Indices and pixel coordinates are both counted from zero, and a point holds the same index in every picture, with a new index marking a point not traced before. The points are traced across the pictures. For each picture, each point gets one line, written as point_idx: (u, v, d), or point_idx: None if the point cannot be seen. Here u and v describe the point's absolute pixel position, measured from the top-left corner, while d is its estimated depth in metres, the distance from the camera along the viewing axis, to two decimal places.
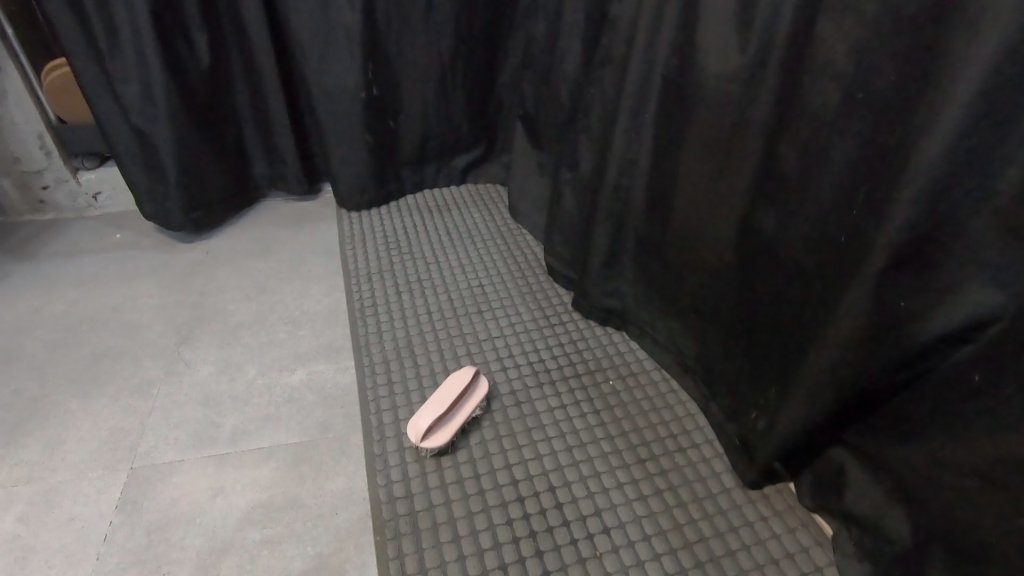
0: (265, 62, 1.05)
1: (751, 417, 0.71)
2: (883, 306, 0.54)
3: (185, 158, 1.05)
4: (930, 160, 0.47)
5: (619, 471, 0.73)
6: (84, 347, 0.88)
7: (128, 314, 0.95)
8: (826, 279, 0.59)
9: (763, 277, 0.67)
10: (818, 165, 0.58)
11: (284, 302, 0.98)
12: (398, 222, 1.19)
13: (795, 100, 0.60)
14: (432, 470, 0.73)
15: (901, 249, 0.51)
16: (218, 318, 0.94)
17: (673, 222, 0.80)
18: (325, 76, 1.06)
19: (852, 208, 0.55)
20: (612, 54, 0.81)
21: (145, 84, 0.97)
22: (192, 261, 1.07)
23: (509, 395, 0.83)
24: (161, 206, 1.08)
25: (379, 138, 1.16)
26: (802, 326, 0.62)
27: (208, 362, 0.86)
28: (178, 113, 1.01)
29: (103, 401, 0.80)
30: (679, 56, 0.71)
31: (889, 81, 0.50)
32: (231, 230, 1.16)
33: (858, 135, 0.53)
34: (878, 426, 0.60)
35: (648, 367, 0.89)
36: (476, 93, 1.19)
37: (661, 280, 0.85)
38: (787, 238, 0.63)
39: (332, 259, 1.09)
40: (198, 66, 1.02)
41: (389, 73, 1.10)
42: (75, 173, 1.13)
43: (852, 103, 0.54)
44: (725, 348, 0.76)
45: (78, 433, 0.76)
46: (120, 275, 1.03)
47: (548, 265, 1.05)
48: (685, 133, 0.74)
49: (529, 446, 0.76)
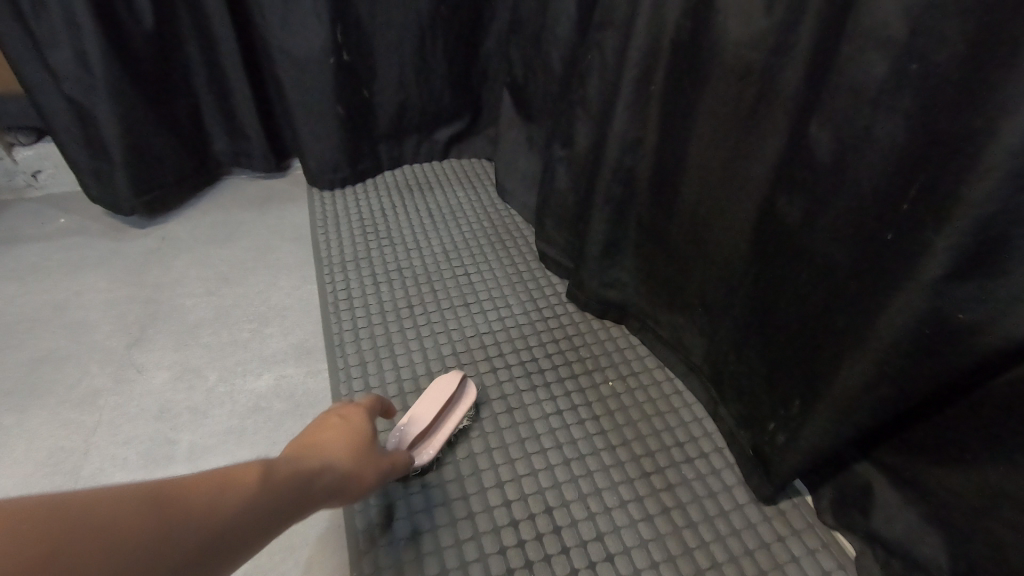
0: (219, 23, 0.93)
1: (766, 427, 0.65)
2: (933, 317, 0.47)
3: (131, 134, 0.94)
4: (1010, 151, 0.40)
5: (622, 487, 0.67)
6: (21, 351, 0.79)
7: (71, 313, 0.85)
8: (863, 283, 0.51)
9: (787, 275, 0.60)
10: (856, 152, 0.50)
11: (248, 296, 0.89)
12: (375, 203, 1.09)
13: (832, 71, 0.51)
14: (416, 490, 0.66)
15: (960, 255, 0.44)
16: (174, 315, 0.85)
17: (680, 209, 0.72)
18: (288, 40, 0.94)
19: (901, 202, 0.47)
20: (613, 15, 0.71)
21: (78, 50, 0.84)
22: (145, 249, 0.97)
23: (499, 401, 0.76)
24: (108, 187, 0.98)
25: (352, 110, 1.05)
26: (831, 333, 0.55)
27: (163, 368, 0.77)
28: (121, 82, 0.89)
29: (42, 415, 0.71)
30: (692, 18, 0.62)
31: (956, 50, 0.42)
32: (191, 212, 1.06)
33: (911, 116, 0.45)
34: (915, 443, 0.54)
35: (650, 365, 0.82)
36: (458, 58, 1.08)
37: (665, 272, 0.77)
38: (816, 231, 0.55)
39: (302, 246, 1.00)
40: (141, 27, 0.89)
41: (361, 37, 0.99)
42: (9, 149, 1.01)
43: (906, 77, 0.45)
44: (738, 350, 0.69)
45: (13, 455, 0.67)
46: (64, 266, 0.93)
47: (540, 251, 0.96)
48: (695, 108, 0.65)
49: (523, 460, 0.69)
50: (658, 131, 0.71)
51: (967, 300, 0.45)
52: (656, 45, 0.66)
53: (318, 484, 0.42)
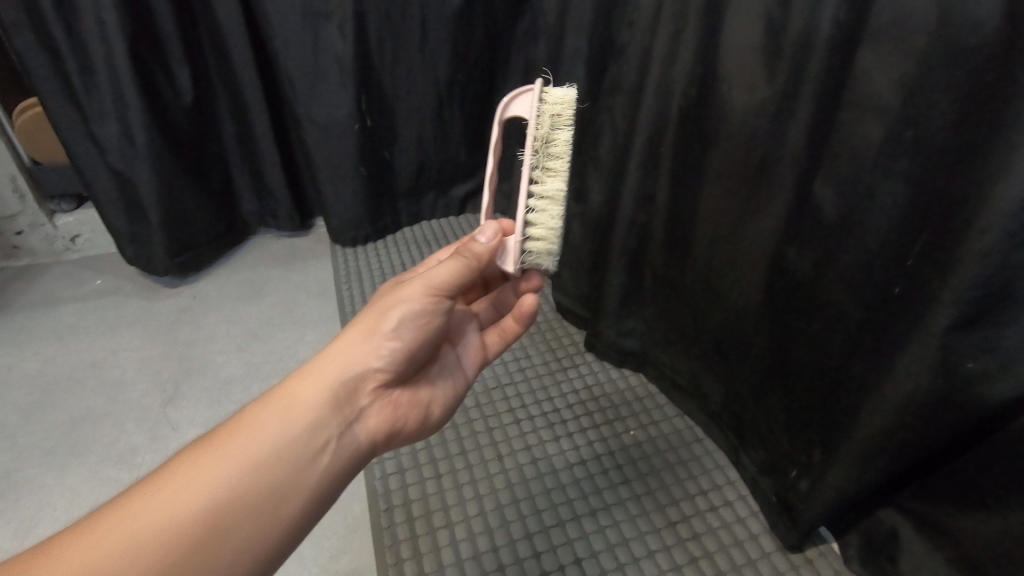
0: (252, 95, 0.99)
1: (788, 474, 0.67)
2: (946, 367, 0.49)
3: (168, 199, 1.00)
4: (1007, 212, 0.42)
5: (649, 536, 0.69)
6: (60, 412, 0.83)
7: (108, 372, 0.89)
8: (873, 333, 0.54)
9: (800, 327, 0.62)
10: (859, 211, 0.53)
11: (276, 352, 0.93)
12: (396, 258, 1.13)
13: (832, 137, 0.55)
14: (445, 543, 0.68)
15: (965, 310, 0.46)
16: (206, 373, 0.89)
17: (692, 262, 0.75)
18: (315, 109, 1.00)
19: (906, 259, 0.50)
20: (622, 83, 0.76)
21: (124, 125, 0.91)
22: (177, 308, 1.02)
23: (524, 451, 0.78)
24: (144, 250, 1.03)
25: (373, 172, 1.10)
26: (847, 381, 0.57)
27: (197, 425, 0.81)
28: (160, 153, 0.95)
29: (81, 474, 0.75)
30: (699, 87, 0.66)
31: (944, 121, 0.46)
32: (220, 271, 1.11)
33: (907, 180, 0.49)
34: (936, 488, 0.55)
35: (670, 413, 0.84)
36: (474, 121, 1.13)
37: (680, 322, 0.80)
38: (825, 285, 0.58)
39: (327, 302, 1.03)
40: (180, 102, 0.96)
41: (383, 104, 1.05)
42: (51, 216, 1.07)
43: (900, 143, 0.49)
44: (756, 398, 0.70)
45: (53, 514, 0.70)
46: (102, 326, 0.98)
47: (557, 302, 0.99)
48: (704, 167, 0.69)
49: (550, 511, 0.71)
50: (670, 189, 0.74)
51: (975, 351, 0.47)
52: (666, 109, 0.70)
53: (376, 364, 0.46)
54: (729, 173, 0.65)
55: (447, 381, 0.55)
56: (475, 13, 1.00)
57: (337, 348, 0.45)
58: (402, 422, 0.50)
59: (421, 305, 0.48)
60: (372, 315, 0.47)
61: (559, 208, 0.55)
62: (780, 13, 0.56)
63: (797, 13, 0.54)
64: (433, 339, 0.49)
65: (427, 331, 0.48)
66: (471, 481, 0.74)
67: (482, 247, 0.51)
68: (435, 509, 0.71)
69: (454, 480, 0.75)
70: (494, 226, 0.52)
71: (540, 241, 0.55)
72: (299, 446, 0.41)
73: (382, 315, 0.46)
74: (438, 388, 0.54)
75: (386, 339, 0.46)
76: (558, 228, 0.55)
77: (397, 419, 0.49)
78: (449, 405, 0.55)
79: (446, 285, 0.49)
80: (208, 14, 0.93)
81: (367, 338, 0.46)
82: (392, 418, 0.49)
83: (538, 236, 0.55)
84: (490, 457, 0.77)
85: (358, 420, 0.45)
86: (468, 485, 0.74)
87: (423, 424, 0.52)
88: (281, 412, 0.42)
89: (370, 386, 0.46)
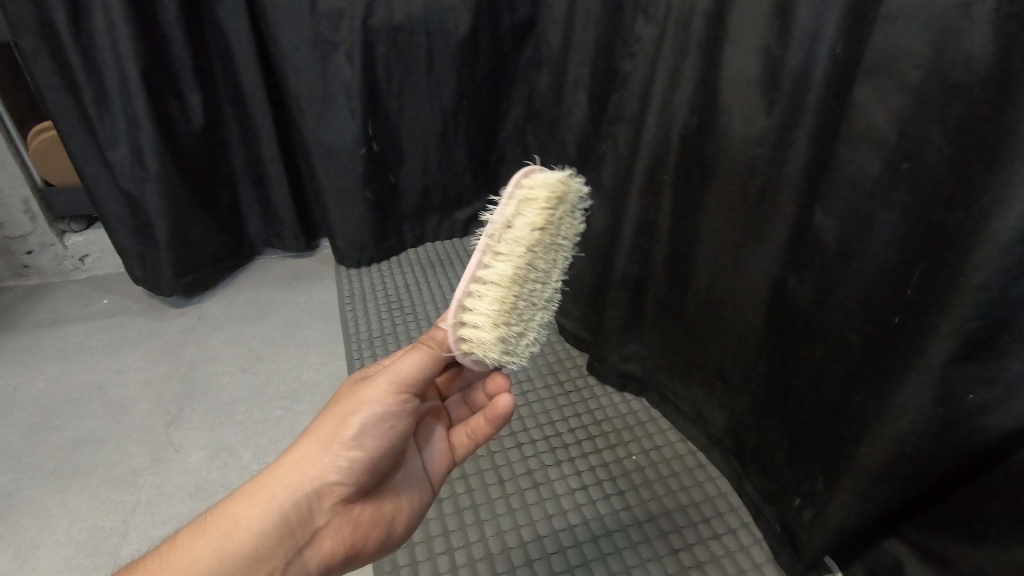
0: (260, 119, 1.01)
1: (792, 502, 0.66)
2: (949, 398, 0.48)
3: (177, 221, 1.01)
4: (1003, 246, 0.43)
5: (652, 564, 0.68)
6: (64, 431, 0.84)
7: (112, 392, 0.90)
8: (874, 361, 0.54)
9: (802, 353, 0.62)
10: (859, 239, 0.53)
11: (279, 373, 0.93)
12: (399, 279, 1.14)
13: (830, 167, 0.55)
14: (446, 569, 0.68)
15: (965, 341, 0.46)
16: (209, 394, 0.90)
17: (693, 287, 0.75)
18: (322, 134, 1.02)
19: (906, 288, 0.51)
20: (624, 111, 0.77)
21: (135, 149, 0.93)
22: (182, 328, 1.03)
23: (525, 476, 0.78)
24: (152, 270, 1.04)
25: (378, 194, 1.11)
26: (849, 410, 0.57)
27: (199, 446, 0.81)
28: (171, 177, 0.97)
29: (83, 495, 0.75)
30: (699, 117, 0.67)
31: (940, 154, 0.46)
32: (225, 292, 1.12)
33: (905, 210, 0.49)
34: (941, 521, 0.55)
35: (673, 438, 0.83)
36: (478, 144, 1.14)
37: (681, 346, 0.80)
38: (827, 313, 0.58)
39: (331, 323, 1.04)
40: (191, 127, 0.98)
41: (389, 128, 1.06)
42: (61, 236, 1.09)
43: (897, 173, 0.49)
44: (759, 423, 0.70)
45: (54, 537, 0.71)
46: (107, 346, 0.98)
47: (560, 325, 1.00)
48: (704, 194, 0.70)
49: (551, 537, 0.71)
50: (671, 215, 0.75)
51: (976, 382, 0.47)
52: (667, 137, 0.71)
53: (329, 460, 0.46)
54: (730, 201, 0.66)
55: (415, 491, 0.55)
56: (480, 40, 1.02)
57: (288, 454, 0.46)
58: (365, 542, 0.50)
59: (383, 408, 0.47)
60: (331, 420, 0.47)
61: (499, 293, 0.48)
62: (778, 45, 0.57)
63: (795, 46, 0.55)
64: (399, 444, 0.49)
65: (388, 436, 0.47)
66: (473, 507, 0.74)
67: (447, 335, 0.50)
68: (436, 534, 0.71)
69: (455, 504, 0.75)
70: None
71: (477, 331, 0.49)
72: (255, 572, 0.44)
73: (340, 422, 0.46)
74: (402, 499, 0.54)
75: (343, 448, 0.46)
76: (495, 318, 0.49)
77: (360, 539, 0.50)
78: (413, 516, 0.55)
79: (412, 380, 0.49)
80: (219, 41, 0.95)
81: (323, 449, 0.46)
82: (355, 540, 0.49)
83: (474, 324, 0.49)
84: (491, 481, 0.77)
85: (313, 537, 0.47)
86: (469, 510, 0.74)
87: (385, 540, 0.52)
88: (231, 529, 0.44)
89: (326, 500, 0.47)
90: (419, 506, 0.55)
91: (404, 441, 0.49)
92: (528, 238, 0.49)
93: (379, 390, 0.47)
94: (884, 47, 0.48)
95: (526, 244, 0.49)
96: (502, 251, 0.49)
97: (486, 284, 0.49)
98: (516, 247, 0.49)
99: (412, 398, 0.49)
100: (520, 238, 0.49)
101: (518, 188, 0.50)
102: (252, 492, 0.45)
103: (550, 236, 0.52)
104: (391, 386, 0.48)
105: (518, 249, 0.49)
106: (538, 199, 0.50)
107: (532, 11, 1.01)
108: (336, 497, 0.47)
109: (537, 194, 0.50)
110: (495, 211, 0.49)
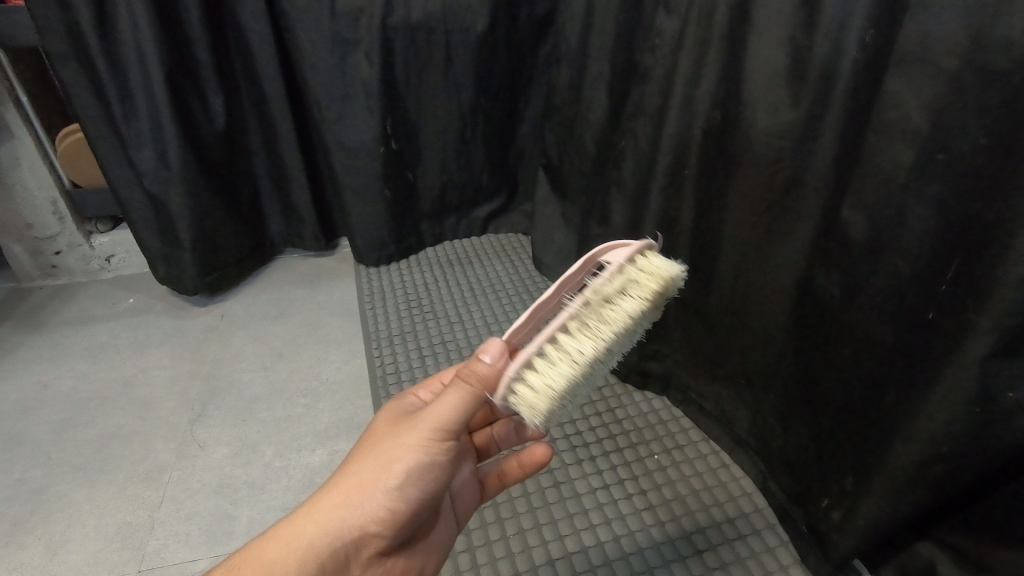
0: (281, 119, 1.02)
1: (819, 502, 0.65)
2: (986, 394, 0.47)
3: (200, 221, 1.02)
4: None
5: (676, 565, 0.67)
6: (91, 428, 0.85)
7: (138, 390, 0.91)
8: (907, 360, 0.53)
9: (829, 348, 0.61)
10: (889, 232, 0.52)
11: (301, 371, 0.94)
12: (417, 278, 1.14)
13: (859, 160, 0.54)
14: (467, 568, 0.68)
15: (1005, 337, 0.45)
16: (233, 392, 0.91)
17: (716, 284, 0.74)
18: (342, 133, 1.03)
19: (940, 283, 0.49)
20: (645, 105, 0.76)
21: (159, 149, 0.94)
22: (205, 326, 1.04)
23: (546, 475, 0.77)
24: (175, 269, 1.05)
25: (397, 193, 1.11)
26: (880, 409, 0.56)
27: (222, 444, 0.82)
28: (194, 177, 0.98)
29: (110, 490, 0.77)
30: (722, 110, 0.66)
31: (976, 143, 0.45)
32: (246, 291, 1.13)
33: (939, 202, 0.48)
34: (978, 524, 0.53)
35: (696, 438, 0.82)
36: (497, 142, 1.14)
37: (704, 344, 0.79)
38: (856, 309, 0.57)
39: (350, 321, 1.05)
40: (213, 127, 0.99)
41: (408, 126, 1.07)
42: (88, 236, 1.12)
43: (930, 164, 0.48)
44: (785, 421, 0.69)
45: (83, 531, 0.72)
46: (133, 344, 1.00)
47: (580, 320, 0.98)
48: (729, 189, 0.69)
49: (573, 536, 0.70)
50: (694, 211, 0.74)
51: (1014, 379, 0.45)
52: (689, 132, 0.70)
53: (368, 507, 0.45)
54: (755, 195, 0.65)
55: (444, 532, 0.56)
56: (498, 38, 1.02)
57: (326, 499, 0.45)
58: None
59: (425, 456, 0.46)
60: (371, 467, 0.46)
61: (572, 370, 0.45)
62: (805, 35, 0.56)
63: (823, 35, 0.54)
64: (437, 493, 0.48)
65: (429, 485, 0.47)
66: (493, 505, 0.74)
67: (488, 369, 0.46)
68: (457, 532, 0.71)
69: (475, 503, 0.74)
70: (500, 343, 0.47)
71: (534, 392, 0.45)
72: None
73: (383, 470, 0.45)
74: (433, 546, 0.54)
75: (385, 498, 0.45)
76: (560, 391, 0.45)
77: None
78: (440, 561, 0.55)
79: (456, 425, 0.47)
80: (240, 42, 0.96)
81: (364, 497, 0.45)
82: None
83: (532, 386, 0.45)
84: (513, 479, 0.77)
85: None
86: (490, 509, 0.74)
87: None
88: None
89: (364, 550, 0.46)
90: (446, 548, 0.56)
91: (443, 488, 0.49)
92: (620, 325, 0.47)
93: (422, 433, 0.46)
94: (917, 34, 0.47)
95: (616, 330, 0.47)
96: (590, 326, 0.46)
97: (562, 353, 0.45)
98: (604, 328, 0.46)
99: (452, 443, 0.48)
100: (612, 322, 0.47)
101: (632, 266, 0.49)
102: (288, 535, 0.44)
103: (638, 324, 0.50)
104: (436, 434, 0.46)
105: (605, 331, 0.46)
106: (648, 292, 0.48)
107: (551, 6, 1.00)
108: (374, 547, 0.47)
109: (649, 280, 0.48)
110: (604, 281, 0.47)
